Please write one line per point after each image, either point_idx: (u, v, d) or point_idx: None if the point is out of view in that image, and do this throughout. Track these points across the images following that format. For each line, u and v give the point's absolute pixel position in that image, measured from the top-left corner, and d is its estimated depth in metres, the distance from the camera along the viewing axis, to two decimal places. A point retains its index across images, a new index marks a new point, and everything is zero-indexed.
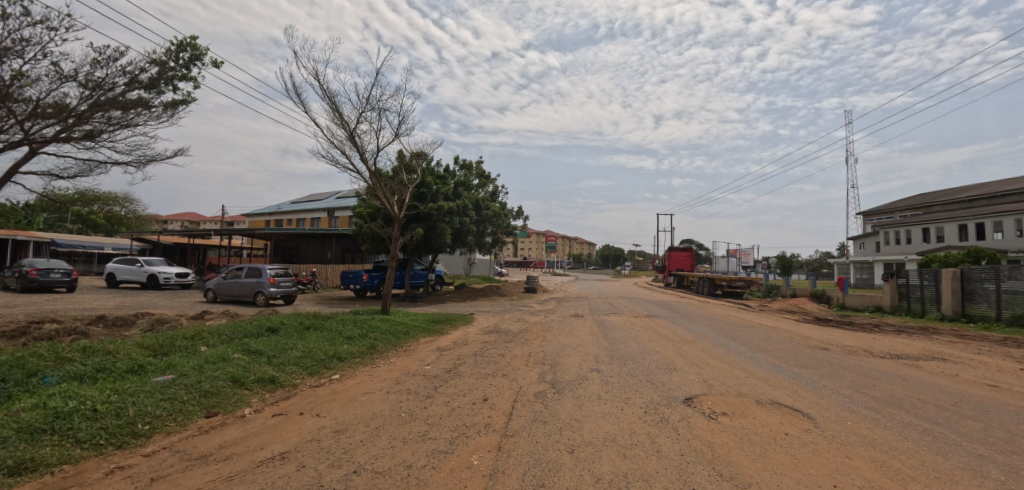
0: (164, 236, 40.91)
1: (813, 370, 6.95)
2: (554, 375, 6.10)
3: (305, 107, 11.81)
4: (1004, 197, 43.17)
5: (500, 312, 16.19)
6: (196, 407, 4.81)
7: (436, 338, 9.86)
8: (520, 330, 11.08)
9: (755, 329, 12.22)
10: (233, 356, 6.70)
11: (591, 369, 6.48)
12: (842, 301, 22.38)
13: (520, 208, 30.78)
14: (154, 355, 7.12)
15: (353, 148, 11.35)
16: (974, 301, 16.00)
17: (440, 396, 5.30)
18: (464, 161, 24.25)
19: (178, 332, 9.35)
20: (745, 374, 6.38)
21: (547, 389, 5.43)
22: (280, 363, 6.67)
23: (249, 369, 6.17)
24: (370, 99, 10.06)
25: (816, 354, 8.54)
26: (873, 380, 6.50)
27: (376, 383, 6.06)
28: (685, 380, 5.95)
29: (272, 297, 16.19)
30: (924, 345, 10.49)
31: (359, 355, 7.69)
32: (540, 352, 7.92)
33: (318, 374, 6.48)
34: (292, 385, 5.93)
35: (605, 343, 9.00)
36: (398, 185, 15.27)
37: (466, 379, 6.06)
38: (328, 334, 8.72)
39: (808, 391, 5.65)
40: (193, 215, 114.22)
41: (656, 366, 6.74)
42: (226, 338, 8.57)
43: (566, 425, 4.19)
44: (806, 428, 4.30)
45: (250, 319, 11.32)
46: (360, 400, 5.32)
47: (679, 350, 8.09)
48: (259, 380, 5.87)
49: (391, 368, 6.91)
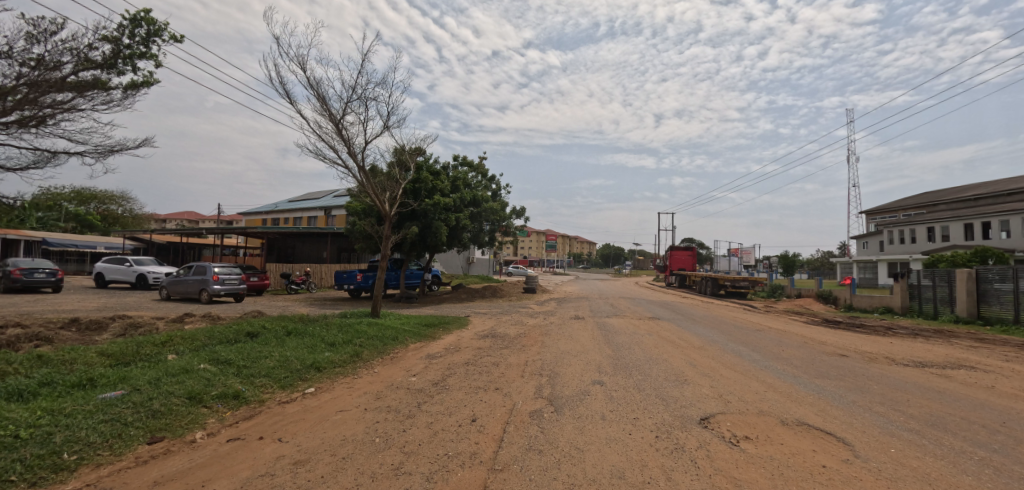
0: (158, 235, 40.36)
1: (838, 381, 6.31)
2: (553, 390, 5.47)
3: (291, 100, 11.16)
4: (1009, 196, 42.49)
5: (497, 314, 15.52)
6: (137, 432, 4.21)
7: (426, 344, 9.23)
8: (516, 335, 10.43)
9: (764, 333, 11.62)
10: (197, 367, 6.10)
11: (593, 381, 5.86)
12: (850, 301, 21.75)
13: (521, 208, 30.18)
14: (113, 365, 6.49)
15: (341, 140, 10.68)
16: (988, 302, 15.38)
17: (423, 416, 4.67)
18: (466, 159, 23.67)
19: (149, 338, 8.75)
20: (764, 387, 5.76)
21: (544, 407, 4.80)
22: (248, 374, 6.06)
23: (212, 383, 5.56)
24: (356, 87, 9.36)
25: (835, 361, 7.91)
26: (904, 393, 5.86)
27: (353, 399, 5.41)
28: (698, 395, 5.33)
29: (216, 294, 16.19)
30: (946, 351, 9.82)
31: (340, 363, 7.09)
32: (537, 360, 7.30)
33: (290, 387, 5.86)
34: (258, 401, 5.32)
35: (608, 349, 8.40)
36: (390, 181, 14.58)
37: (454, 394, 5.42)
38: (309, 340, 8.10)
39: (837, 408, 5.01)
40: (195, 215, 115.45)
41: (664, 377, 6.15)
42: (198, 345, 7.95)
43: (565, 456, 3.56)
44: (845, 459, 3.69)
45: (232, 323, 10.65)
46: (332, 421, 4.68)
47: (687, 358, 7.48)
48: (221, 396, 5.27)
49: (372, 379, 6.29)
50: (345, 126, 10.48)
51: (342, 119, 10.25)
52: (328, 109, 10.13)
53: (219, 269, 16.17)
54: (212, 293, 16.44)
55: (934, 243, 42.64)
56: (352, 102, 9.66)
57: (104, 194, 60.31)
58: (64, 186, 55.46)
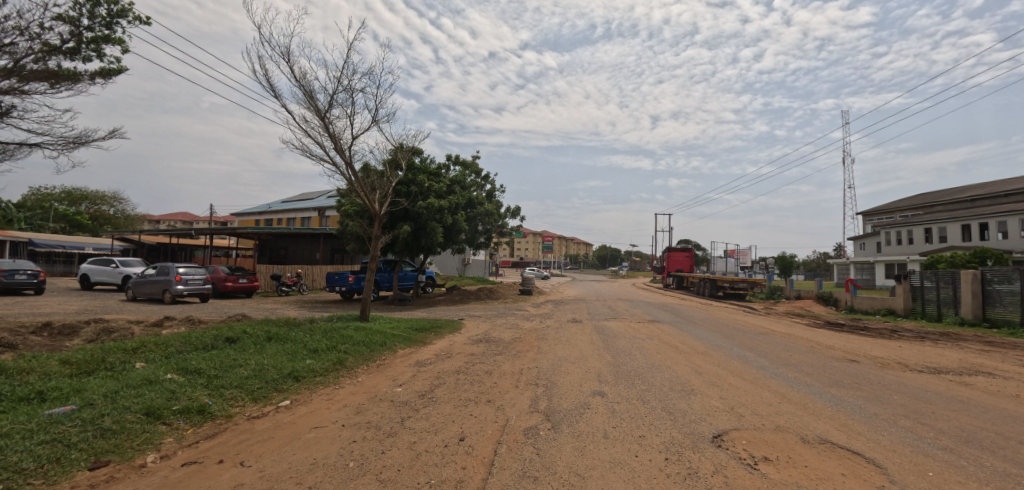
0: (147, 235, 39.53)
1: (855, 390, 5.89)
2: (550, 403, 4.99)
3: (274, 93, 10.63)
4: (1006, 197, 42.48)
5: (492, 317, 15.06)
6: (80, 455, 3.72)
7: (416, 350, 8.72)
8: (512, 339, 10.00)
9: (767, 336, 11.22)
10: (162, 378, 5.62)
11: (593, 393, 5.40)
12: (851, 303, 21.38)
13: (516, 209, 29.66)
14: (73, 375, 6.01)
15: (325, 134, 10.15)
16: (994, 304, 15.04)
17: (405, 434, 4.20)
18: (460, 159, 23.20)
19: (120, 344, 8.27)
20: (777, 398, 5.33)
21: (540, 423, 4.34)
22: (219, 385, 5.59)
23: (175, 396, 5.08)
24: (341, 77, 8.88)
25: (845, 367, 7.48)
26: (927, 402, 5.44)
27: (332, 413, 4.96)
28: (707, 407, 4.89)
29: (180, 294, 16.17)
30: (959, 355, 9.39)
31: (321, 372, 6.61)
32: (533, 368, 6.84)
33: (263, 400, 5.39)
34: (226, 415, 4.85)
35: (608, 355, 7.96)
36: (380, 179, 13.97)
37: (441, 408, 4.94)
38: (290, 346, 7.61)
39: (859, 423, 4.57)
40: (189, 216, 114.85)
41: (669, 387, 5.71)
42: (171, 353, 7.47)
43: (564, 484, 3.10)
44: (880, 485, 3.26)
45: (212, 327, 10.17)
46: (304, 440, 4.22)
47: (692, 366, 7.04)
48: (184, 411, 4.80)
49: (354, 390, 5.83)
50: (331, 120, 9.97)
51: (327, 112, 9.76)
52: (313, 101, 9.63)
53: (182, 269, 16.25)
54: (177, 293, 16.42)
55: (932, 244, 42.51)
56: (337, 93, 9.18)
57: (96, 194, 59.60)
58: (55, 186, 54.78)
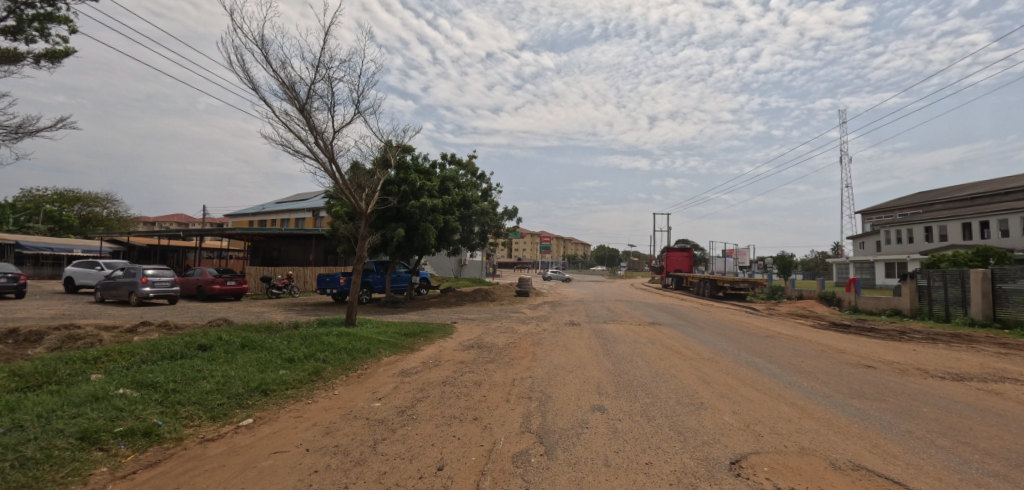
0: (136, 237, 38.75)
1: (878, 402, 5.34)
2: (543, 421, 4.43)
3: (251, 84, 10.00)
4: (1006, 195, 42.12)
5: (486, 320, 14.46)
6: None
7: (402, 358, 8.14)
8: (505, 345, 9.44)
9: (774, 340, 10.65)
10: (112, 395, 5.08)
11: (592, 408, 4.85)
12: (855, 303, 20.90)
13: (512, 208, 29.05)
14: (16, 390, 5.42)
15: (307, 128, 9.56)
16: (1006, 304, 14.53)
17: (376, 462, 3.62)
18: (455, 157, 22.62)
19: (81, 353, 7.64)
20: (796, 413, 4.78)
21: (532, 447, 3.78)
22: (175, 401, 5.07)
23: (119, 417, 4.56)
24: (319, 64, 8.33)
25: (862, 374, 6.92)
26: (964, 416, 4.85)
27: (297, 435, 4.38)
28: (720, 426, 4.32)
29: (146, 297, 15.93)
30: (979, 359, 8.81)
31: (294, 384, 6.05)
32: (527, 379, 6.28)
33: (223, 418, 4.85)
34: (176, 438, 4.33)
35: (607, 362, 7.39)
36: (368, 177, 13.34)
37: (421, 427, 4.37)
38: (264, 356, 7.03)
39: (892, 443, 4.02)
40: (184, 219, 114.50)
41: (677, 400, 5.16)
42: (134, 363, 6.88)
43: None
44: None
45: (186, 333, 9.58)
46: (258, 470, 3.65)
47: (699, 374, 6.51)
48: (127, 434, 4.27)
49: (327, 405, 5.27)
50: (311, 112, 9.39)
51: (307, 104, 9.20)
52: (292, 93, 9.04)
53: (150, 271, 15.95)
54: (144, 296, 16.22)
55: (932, 243, 42.19)
56: (316, 82, 8.60)
57: (88, 196, 58.90)
58: (46, 188, 53.91)
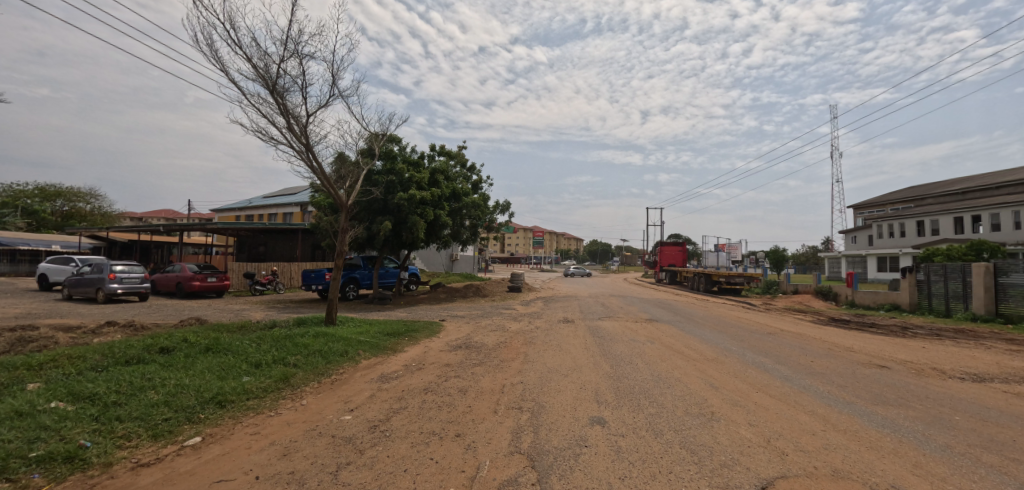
0: (117, 232, 37.50)
1: (905, 410, 4.84)
2: (535, 438, 3.84)
3: (217, 63, 9.17)
4: (999, 189, 42.23)
5: (477, 318, 13.92)
6: None
7: (383, 360, 7.54)
8: (495, 344, 8.86)
9: (778, 338, 10.16)
10: (38, 412, 4.36)
11: (591, 420, 4.29)
12: (852, 298, 20.64)
13: (505, 202, 28.33)
14: None
15: (279, 112, 8.82)
16: (1008, 299, 14.25)
17: None
18: (445, 149, 21.83)
19: (25, 358, 6.87)
20: (819, 425, 4.27)
21: (524, 472, 3.22)
22: (112, 417, 4.40)
23: (40, 438, 3.83)
24: (288, 39, 7.61)
25: (876, 375, 6.44)
26: (1003, 427, 4.35)
27: (248, 458, 3.76)
28: (739, 442, 3.78)
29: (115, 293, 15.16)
30: (991, 357, 8.42)
31: (257, 393, 5.43)
32: (518, 384, 5.73)
33: (164, 438, 4.19)
34: (105, 464, 3.66)
35: (606, 365, 6.86)
36: (352, 167, 12.62)
37: (393, 448, 3.75)
38: (228, 360, 6.38)
39: (932, 461, 3.54)
40: (171, 214, 112.45)
41: (685, 409, 4.62)
42: (79, 369, 6.17)
43: None
44: None
45: (150, 334, 8.87)
46: None
47: (705, 378, 5.98)
48: (44, 459, 3.57)
49: (290, 419, 4.64)
50: (283, 92, 8.64)
51: (278, 86, 8.47)
52: (261, 73, 8.31)
53: (118, 267, 15.17)
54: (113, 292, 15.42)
55: (925, 236, 42.29)
56: (286, 60, 7.89)
57: (71, 191, 56.99)
58: (28, 182, 51.92)
